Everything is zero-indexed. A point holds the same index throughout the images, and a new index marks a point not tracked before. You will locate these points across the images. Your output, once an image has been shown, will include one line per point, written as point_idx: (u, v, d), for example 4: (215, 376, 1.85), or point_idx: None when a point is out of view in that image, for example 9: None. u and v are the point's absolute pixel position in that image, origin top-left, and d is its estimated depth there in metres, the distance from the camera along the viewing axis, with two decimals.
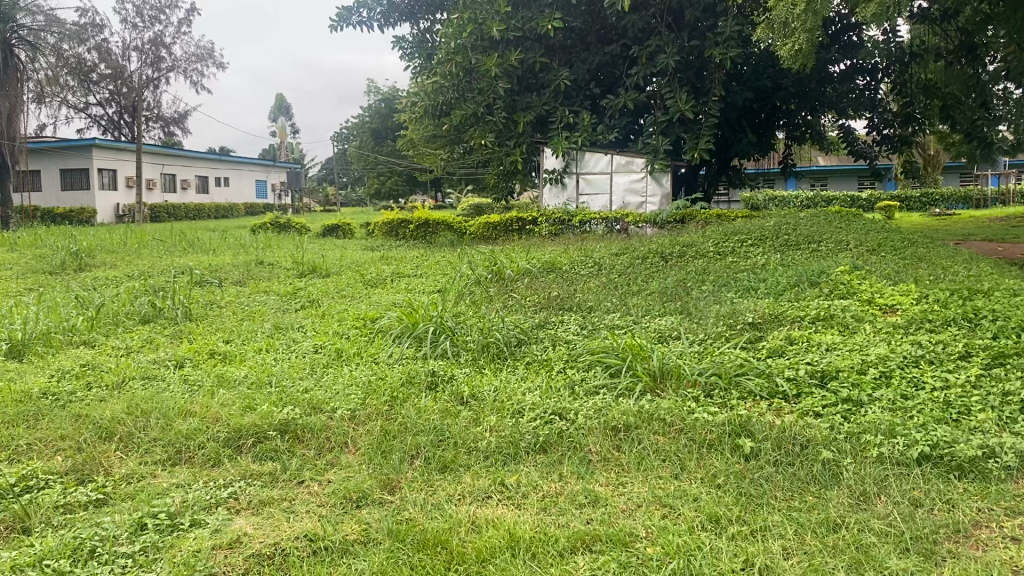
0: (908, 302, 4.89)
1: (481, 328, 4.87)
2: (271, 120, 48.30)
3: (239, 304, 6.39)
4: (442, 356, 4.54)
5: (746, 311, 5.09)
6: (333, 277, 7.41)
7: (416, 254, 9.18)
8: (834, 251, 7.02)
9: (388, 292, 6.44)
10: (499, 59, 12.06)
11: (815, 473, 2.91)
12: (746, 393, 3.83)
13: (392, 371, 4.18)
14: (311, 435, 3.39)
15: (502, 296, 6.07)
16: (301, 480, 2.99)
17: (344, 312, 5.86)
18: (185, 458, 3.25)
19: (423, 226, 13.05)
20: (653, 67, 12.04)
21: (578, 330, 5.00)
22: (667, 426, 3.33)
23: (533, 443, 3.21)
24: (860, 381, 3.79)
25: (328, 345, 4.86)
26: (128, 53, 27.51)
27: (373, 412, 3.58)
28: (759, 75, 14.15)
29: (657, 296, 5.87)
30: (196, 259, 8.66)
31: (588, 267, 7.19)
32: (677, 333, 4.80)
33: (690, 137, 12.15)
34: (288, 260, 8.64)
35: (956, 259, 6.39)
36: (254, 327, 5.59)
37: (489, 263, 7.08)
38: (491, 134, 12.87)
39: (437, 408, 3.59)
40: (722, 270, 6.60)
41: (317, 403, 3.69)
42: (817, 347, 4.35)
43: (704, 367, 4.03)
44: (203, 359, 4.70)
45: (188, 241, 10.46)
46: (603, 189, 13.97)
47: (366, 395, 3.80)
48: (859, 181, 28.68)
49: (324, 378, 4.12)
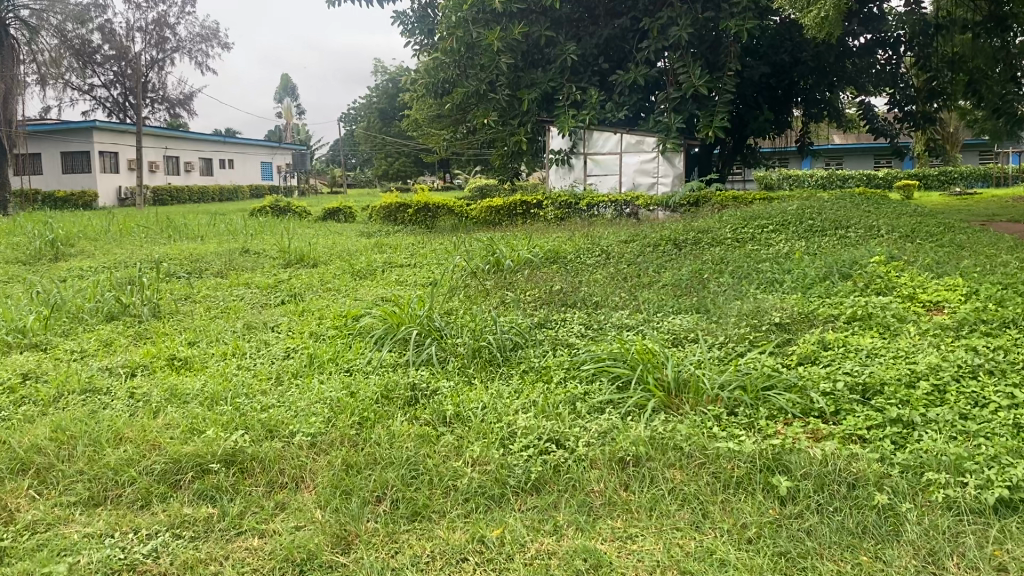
0: (956, 299, 4.31)
1: (471, 330, 4.31)
2: (277, 101, 47.82)
3: (214, 300, 5.85)
4: (426, 364, 4.00)
5: (772, 309, 4.52)
6: (321, 268, 6.87)
7: (412, 241, 8.61)
8: (865, 238, 6.44)
9: (378, 286, 5.88)
10: (502, 33, 11.42)
11: (868, 524, 2.36)
12: (776, 412, 3.29)
13: (368, 383, 3.64)
14: (264, 469, 2.86)
15: (499, 291, 5.51)
16: (241, 533, 2.47)
17: (324, 309, 5.29)
18: (111, 497, 2.73)
19: (423, 209, 12.53)
20: (666, 41, 11.40)
21: (582, 331, 4.45)
22: (685, 457, 2.79)
23: (523, 481, 2.67)
24: (913, 398, 3.23)
25: (300, 349, 4.32)
26: (132, 34, 26.98)
27: (340, 436, 3.04)
28: (776, 49, 13.51)
29: (671, 290, 5.32)
30: (177, 248, 8.11)
31: (595, 256, 6.64)
32: (693, 335, 4.24)
33: (704, 114, 11.56)
34: (274, 248, 8.07)
35: (1002, 247, 5.82)
36: (223, 326, 5.04)
37: (487, 253, 6.50)
38: (494, 113, 12.35)
39: (413, 432, 3.05)
40: (742, 260, 6.03)
41: (275, 426, 3.16)
42: (855, 353, 3.78)
43: (727, 380, 3.50)
44: (160, 367, 4.14)
45: (174, 228, 9.87)
46: (612, 170, 13.33)
47: (334, 415, 3.25)
48: (875, 160, 27.98)
49: (289, 392, 3.58)
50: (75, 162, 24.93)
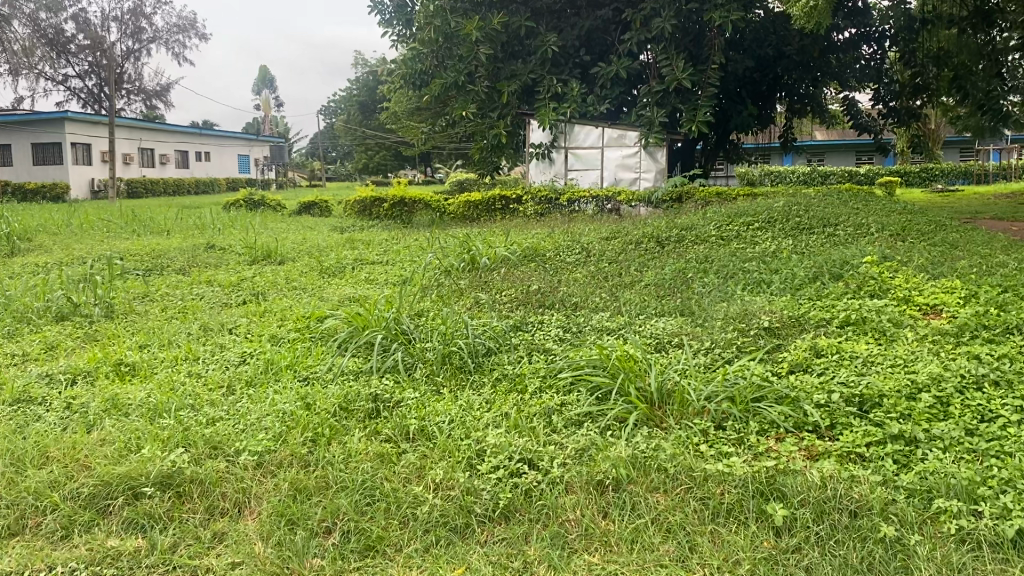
0: (955, 302, 4.09)
1: (441, 334, 4.02)
2: (255, 93, 47.26)
3: (171, 299, 5.53)
4: (392, 371, 3.71)
5: (760, 312, 4.28)
6: (287, 265, 6.57)
7: (385, 237, 8.32)
8: (855, 236, 6.21)
9: (347, 285, 5.58)
10: (481, 23, 11.13)
11: (873, 561, 2.12)
12: (767, 426, 3.04)
13: (326, 393, 3.35)
14: (204, 492, 2.57)
15: (473, 290, 5.25)
16: (171, 571, 2.19)
17: (287, 310, 4.99)
18: (30, 527, 2.44)
19: (398, 205, 12.27)
20: (648, 33, 11.15)
21: (560, 336, 4.17)
22: (670, 480, 2.53)
23: (490, 508, 2.40)
24: (915, 413, 2.98)
25: (257, 355, 4.03)
26: (107, 23, 26.49)
27: (290, 455, 2.76)
28: (761, 42, 13.29)
29: (655, 290, 5.09)
30: (138, 243, 7.79)
31: (575, 254, 6.38)
32: (677, 340, 3.99)
33: (687, 108, 11.34)
34: (240, 243, 7.77)
35: (996, 247, 5.60)
36: (177, 328, 4.73)
37: (462, 250, 6.21)
38: (473, 106, 12.06)
39: (371, 451, 2.77)
40: (727, 258, 5.79)
41: (219, 443, 2.87)
42: (850, 361, 3.54)
43: (714, 390, 3.25)
44: (104, 375, 3.84)
45: (138, 222, 9.51)
46: (593, 164, 13.07)
47: (286, 431, 2.96)
48: (857, 156, 27.90)
49: (239, 404, 3.29)
50: (47, 153, 24.38)
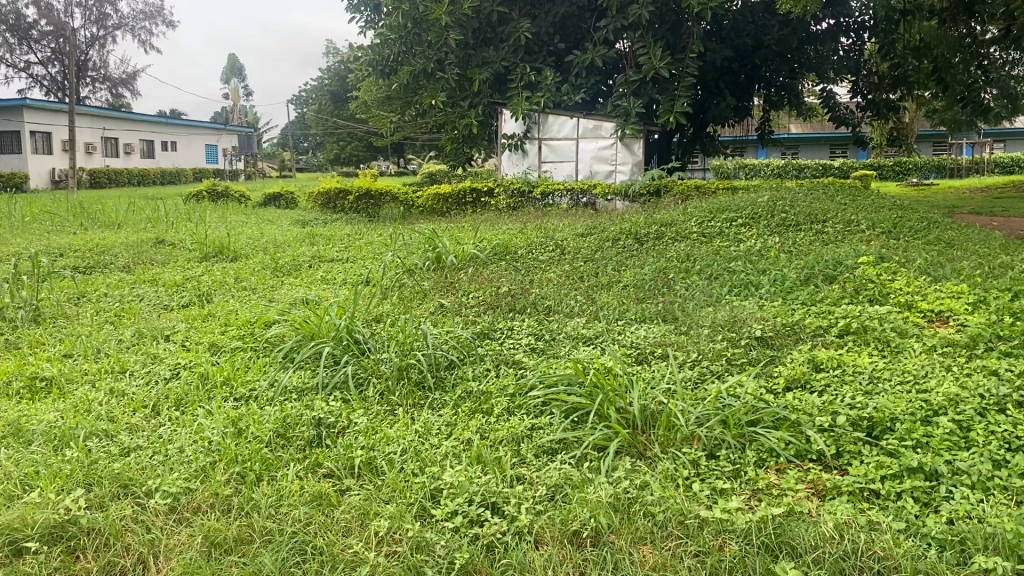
0: (963, 308, 3.74)
1: (398, 344, 3.61)
2: (224, 81, 46.41)
3: (106, 301, 5.06)
4: (341, 387, 3.29)
5: (752, 319, 3.90)
6: (240, 263, 6.10)
7: (347, 232, 7.86)
8: (844, 234, 5.88)
9: (300, 286, 5.15)
10: (450, 7, 10.67)
11: None
12: (765, 456, 2.67)
13: (263, 417, 2.93)
14: (101, 548, 2.14)
15: (438, 291, 4.84)
16: None
17: (232, 314, 4.54)
18: None
19: (364, 197, 11.84)
20: (625, 20, 10.77)
21: (532, 345, 3.77)
22: (658, 530, 2.14)
23: (444, 570, 2.00)
24: (933, 441, 2.61)
25: (192, 368, 3.59)
26: (70, 9, 25.64)
27: (212, 496, 2.34)
28: (739, 32, 12.92)
29: (633, 291, 4.71)
30: (81, 239, 7.25)
31: (548, 252, 5.99)
32: (661, 351, 3.60)
33: (664, 99, 10.97)
34: (191, 238, 7.26)
35: (995, 245, 5.27)
36: (108, 335, 4.27)
37: (427, 247, 5.79)
38: (443, 94, 11.64)
39: (307, 492, 2.36)
40: (710, 257, 5.41)
41: (128, 480, 2.44)
42: (854, 376, 3.18)
43: (704, 411, 2.87)
44: (14, 392, 3.38)
45: (86, 215, 8.93)
46: (568, 156, 12.66)
47: (210, 466, 2.54)
48: (830, 150, 27.72)
49: (160, 431, 2.86)
50: (4, 142, 23.52)
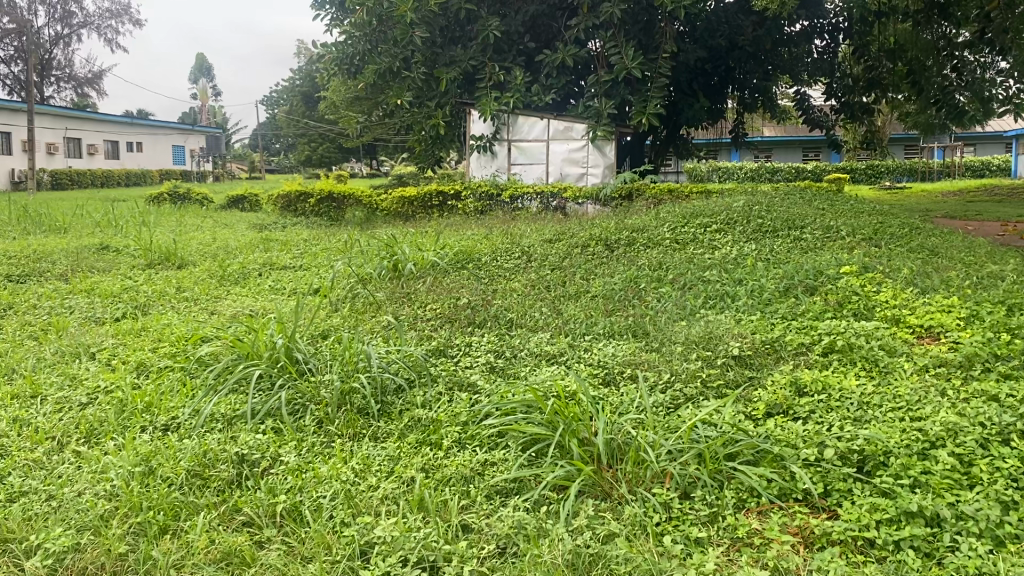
0: (954, 323, 3.47)
1: (341, 364, 3.27)
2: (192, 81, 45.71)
3: (33, 313, 4.67)
4: (275, 414, 2.94)
5: (728, 336, 3.60)
6: (185, 271, 5.72)
7: (305, 237, 7.49)
8: (823, 241, 5.63)
9: (246, 297, 4.79)
10: (416, 3, 10.30)
11: None
12: (745, 497, 2.36)
13: (180, 452, 2.58)
14: None
15: (393, 303, 4.51)
16: None
17: (166, 329, 4.18)
18: None
19: (327, 199, 11.50)
20: (596, 19, 10.47)
21: (490, 365, 3.45)
22: None
23: None
24: (932, 479, 2.31)
25: (112, 392, 3.22)
26: (33, 6, 24.98)
27: (104, 556, 2.00)
28: (713, 32, 12.65)
29: (602, 303, 4.41)
30: (19, 244, 6.83)
31: (514, 259, 5.67)
32: (630, 371, 3.29)
33: (636, 100, 10.70)
34: (137, 244, 6.86)
35: (980, 253, 5.03)
36: (28, 352, 3.90)
37: (384, 254, 5.45)
38: (409, 93, 11.29)
39: (216, 549, 2.03)
40: (683, 266, 5.13)
41: (8, 534, 2.10)
42: (841, 401, 2.88)
43: (677, 443, 2.55)
44: None
45: (30, 217, 8.48)
46: (538, 158, 12.36)
47: (109, 516, 2.19)
48: (803, 153, 27.66)
49: (59, 470, 2.50)
50: None
